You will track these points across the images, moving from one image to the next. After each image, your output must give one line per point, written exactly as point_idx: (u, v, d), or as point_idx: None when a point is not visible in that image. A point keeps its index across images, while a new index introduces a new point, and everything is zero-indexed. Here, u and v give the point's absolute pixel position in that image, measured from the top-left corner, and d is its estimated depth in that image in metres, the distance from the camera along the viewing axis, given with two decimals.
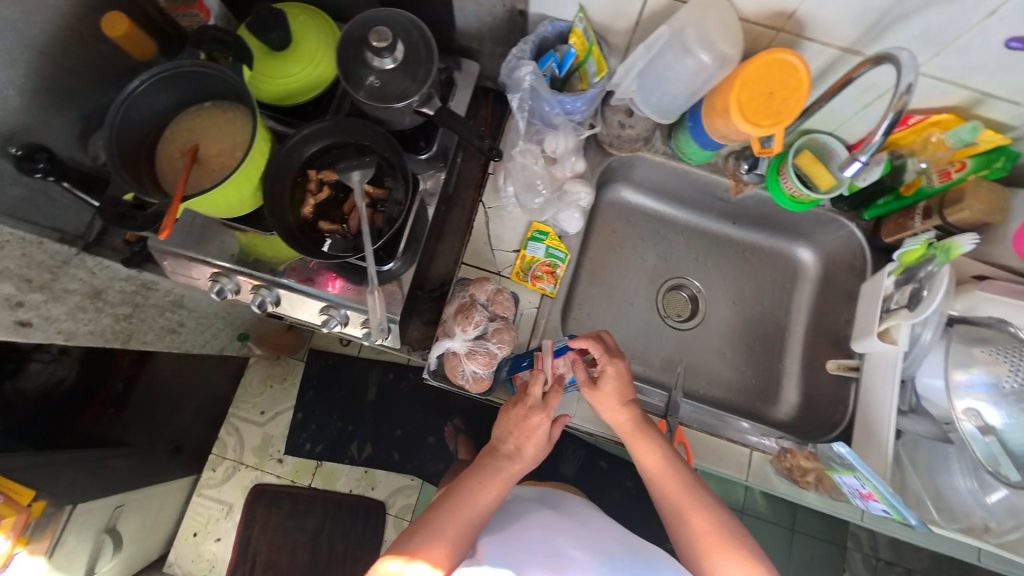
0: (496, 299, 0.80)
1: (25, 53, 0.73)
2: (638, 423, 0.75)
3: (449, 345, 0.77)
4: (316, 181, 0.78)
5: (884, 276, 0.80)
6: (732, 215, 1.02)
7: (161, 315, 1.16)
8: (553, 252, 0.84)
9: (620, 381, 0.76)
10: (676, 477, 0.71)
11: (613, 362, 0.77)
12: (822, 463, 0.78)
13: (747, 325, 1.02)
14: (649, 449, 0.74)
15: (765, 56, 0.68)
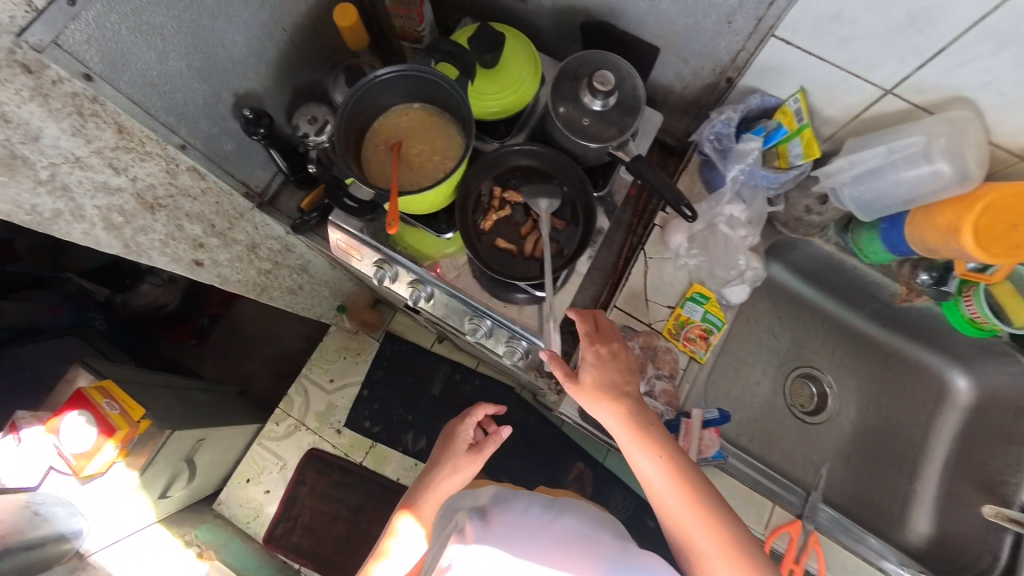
0: (662, 358, 0.79)
1: (269, 26, 0.79)
2: (632, 417, 0.70)
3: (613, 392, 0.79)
4: (500, 199, 0.81)
5: None
6: (884, 318, 0.95)
7: (290, 276, 1.22)
8: (711, 317, 0.82)
9: (597, 369, 0.72)
10: (679, 481, 0.68)
11: (594, 346, 0.72)
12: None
13: (875, 434, 0.97)
14: (645, 452, 0.69)
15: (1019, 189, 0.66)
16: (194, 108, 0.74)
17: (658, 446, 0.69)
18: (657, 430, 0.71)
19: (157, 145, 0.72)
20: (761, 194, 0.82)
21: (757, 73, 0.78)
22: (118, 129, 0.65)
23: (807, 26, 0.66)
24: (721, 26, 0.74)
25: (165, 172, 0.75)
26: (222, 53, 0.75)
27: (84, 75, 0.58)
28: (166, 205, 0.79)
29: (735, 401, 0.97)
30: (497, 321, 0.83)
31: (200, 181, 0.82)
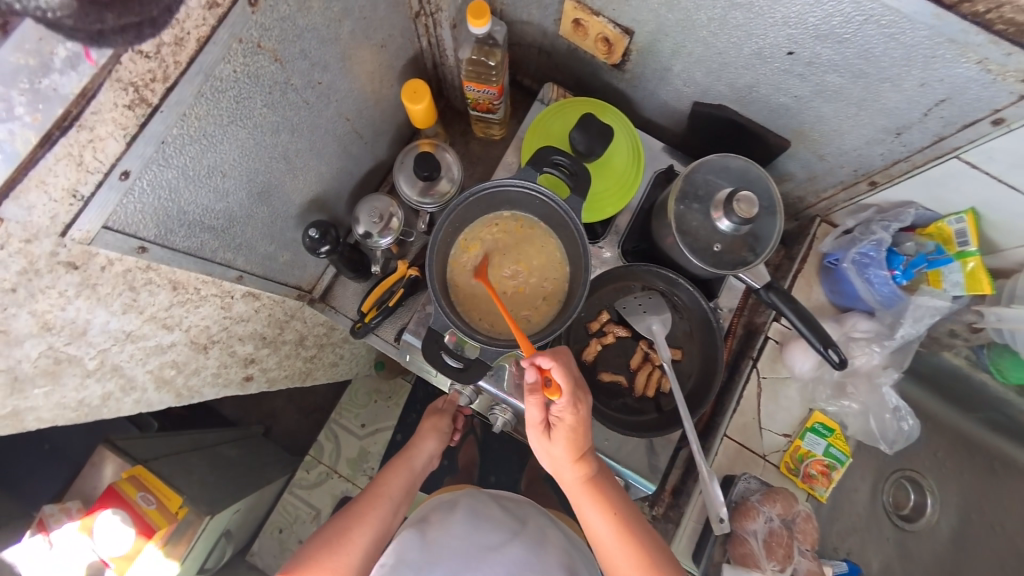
0: (802, 525, 0.67)
1: (327, 110, 0.66)
2: (589, 475, 0.61)
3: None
4: (603, 326, 0.72)
5: None
6: (998, 423, 0.89)
7: (333, 352, 1.09)
8: (835, 452, 0.74)
9: (579, 429, 0.58)
10: (634, 561, 0.58)
11: (575, 406, 0.57)
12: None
13: (974, 545, 0.91)
14: (599, 509, 0.60)
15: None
16: (251, 234, 0.63)
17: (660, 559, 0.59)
18: (615, 486, 0.62)
19: (212, 286, 0.60)
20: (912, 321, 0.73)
21: (914, 183, 0.69)
22: (173, 286, 0.54)
23: (1009, 156, 0.58)
24: (886, 135, 0.63)
25: (219, 309, 0.64)
26: (282, 164, 0.62)
27: (139, 250, 0.46)
28: (218, 339, 0.67)
29: (836, 510, 0.90)
30: None
31: (254, 302, 0.70)
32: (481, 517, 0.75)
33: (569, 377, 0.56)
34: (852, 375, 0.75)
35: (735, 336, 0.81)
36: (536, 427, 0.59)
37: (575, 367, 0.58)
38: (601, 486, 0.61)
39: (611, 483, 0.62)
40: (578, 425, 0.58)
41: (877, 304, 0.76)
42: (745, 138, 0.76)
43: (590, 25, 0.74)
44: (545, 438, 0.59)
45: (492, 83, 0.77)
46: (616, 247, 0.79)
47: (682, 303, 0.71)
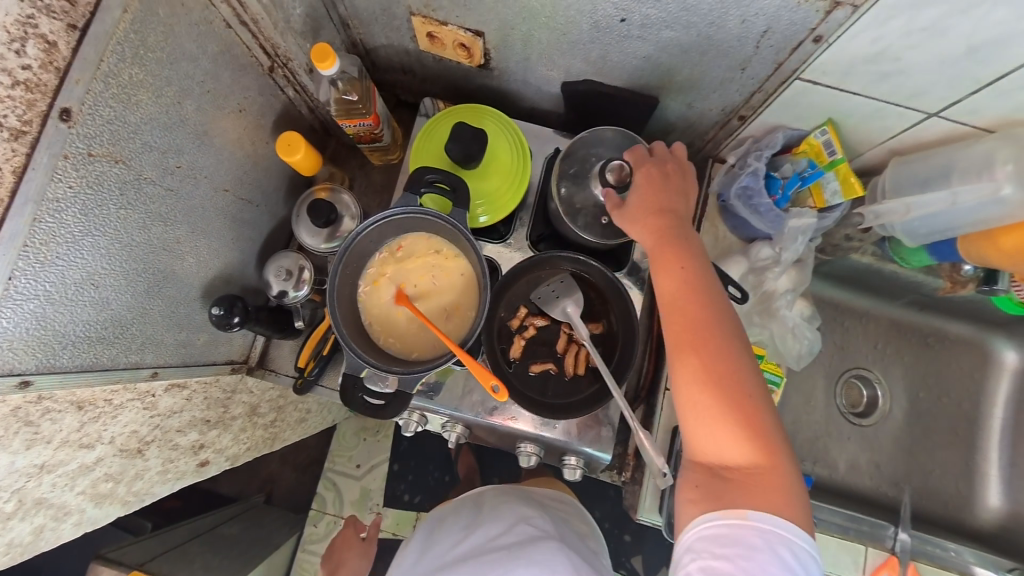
0: None
1: (199, 187, 0.66)
2: (669, 241, 0.58)
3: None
4: (521, 320, 0.74)
5: None
6: (921, 303, 0.95)
7: (298, 409, 1.11)
8: (769, 375, 0.79)
9: (659, 199, 0.62)
10: (709, 368, 0.51)
11: (644, 167, 0.65)
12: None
13: (926, 418, 0.97)
14: (663, 273, 0.57)
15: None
16: (153, 330, 0.63)
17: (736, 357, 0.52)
18: (715, 284, 0.56)
19: (126, 392, 0.60)
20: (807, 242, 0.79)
21: (773, 110, 0.72)
22: (77, 406, 0.55)
23: (839, 67, 0.60)
24: (734, 72, 0.66)
25: (143, 411, 0.64)
26: (166, 254, 0.63)
27: (21, 384, 0.47)
28: (154, 437, 0.68)
29: (793, 425, 0.95)
30: (554, 443, 0.77)
31: (182, 392, 0.71)
32: (433, 537, 0.76)
33: (661, 159, 0.66)
34: (765, 300, 0.80)
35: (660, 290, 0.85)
36: (618, 207, 0.64)
37: (690, 179, 0.65)
38: (701, 298, 0.55)
39: (731, 313, 0.55)
40: (648, 180, 0.64)
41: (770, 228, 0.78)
42: (617, 104, 0.79)
43: (443, 35, 0.75)
44: (617, 207, 0.64)
45: (366, 116, 0.77)
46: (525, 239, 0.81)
47: (592, 279, 0.74)
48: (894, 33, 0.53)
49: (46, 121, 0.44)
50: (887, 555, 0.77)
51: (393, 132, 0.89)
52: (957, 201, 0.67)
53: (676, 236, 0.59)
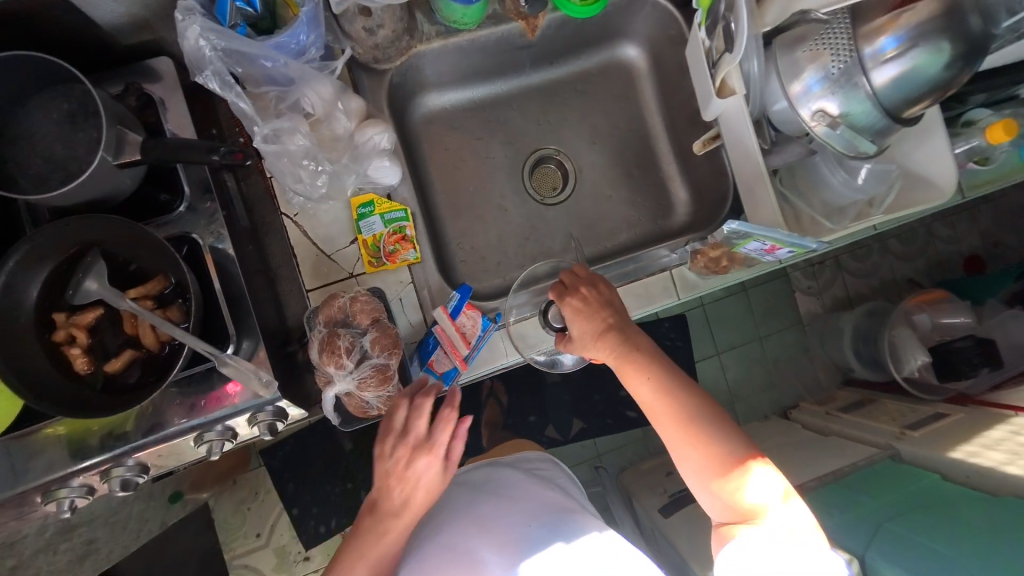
0: (357, 308, 0.66)
1: None
2: (620, 353, 0.67)
3: (335, 391, 0.63)
4: (65, 329, 0.59)
5: (696, 33, 0.73)
6: (541, 54, 0.89)
7: (56, 551, 0.96)
8: (390, 215, 0.71)
9: (585, 323, 0.69)
10: (682, 421, 0.64)
11: (568, 298, 0.70)
12: (726, 245, 0.72)
13: (616, 154, 0.93)
14: (645, 383, 0.66)
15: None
16: None
17: (714, 461, 0.62)
18: (666, 367, 0.66)
19: None
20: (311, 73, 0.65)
21: None
22: None
23: None
24: None
25: None
26: None
27: None
28: None
29: (503, 241, 0.90)
30: (228, 421, 0.66)
31: None
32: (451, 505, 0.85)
33: (588, 277, 0.72)
34: (332, 143, 0.68)
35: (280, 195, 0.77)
36: (566, 342, 0.73)
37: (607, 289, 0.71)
38: (606, 336, 0.68)
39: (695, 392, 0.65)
40: (583, 301, 0.69)
41: (263, 73, 0.64)
42: (33, 32, 0.63)
43: None
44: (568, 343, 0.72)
45: None
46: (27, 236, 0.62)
47: (109, 238, 0.59)
48: None
49: None
50: None
51: None
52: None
53: (622, 348, 0.67)
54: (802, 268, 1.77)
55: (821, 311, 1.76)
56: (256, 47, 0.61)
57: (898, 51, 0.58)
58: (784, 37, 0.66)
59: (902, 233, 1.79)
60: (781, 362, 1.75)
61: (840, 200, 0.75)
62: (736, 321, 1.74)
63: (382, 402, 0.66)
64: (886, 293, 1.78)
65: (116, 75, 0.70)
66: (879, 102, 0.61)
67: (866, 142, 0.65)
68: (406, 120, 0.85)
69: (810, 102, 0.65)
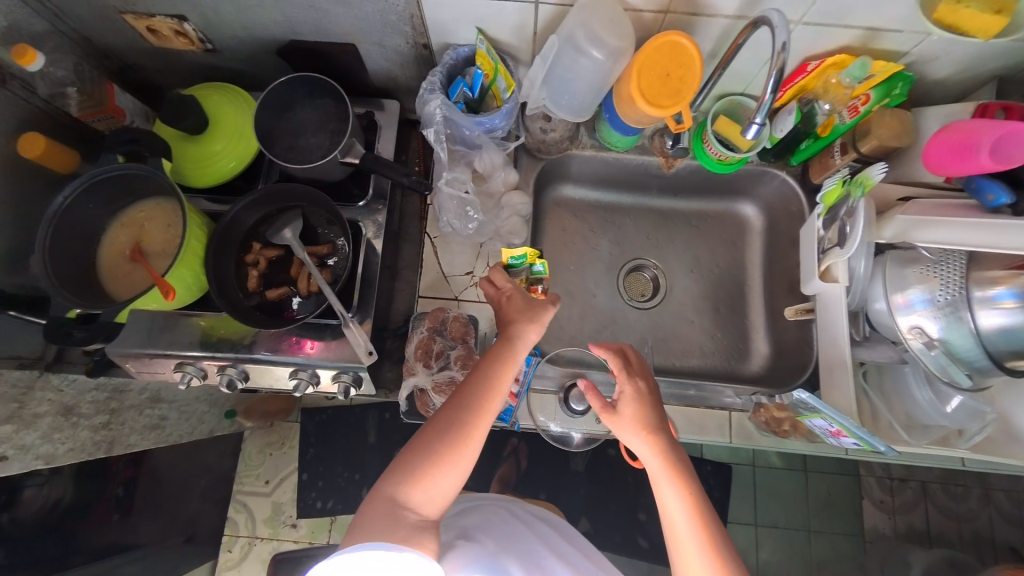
0: (454, 326, 0.80)
1: None
2: (667, 456, 0.65)
3: (415, 383, 0.77)
4: (257, 254, 0.80)
5: (814, 220, 0.81)
6: (670, 187, 1.03)
7: (141, 414, 1.17)
8: (537, 267, 0.84)
9: (641, 407, 0.69)
10: (711, 544, 0.61)
11: (628, 381, 0.70)
12: (793, 410, 0.72)
13: (707, 290, 1.03)
14: (676, 490, 0.64)
15: (663, 37, 0.67)
16: None
17: None
18: (698, 480, 0.65)
19: None
20: (492, 146, 0.86)
21: (435, 34, 0.81)
22: None
23: None
24: (379, 4, 0.76)
25: None
26: None
27: None
28: None
29: (582, 322, 1.01)
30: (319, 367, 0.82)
31: None
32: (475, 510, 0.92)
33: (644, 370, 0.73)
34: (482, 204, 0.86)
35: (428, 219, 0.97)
36: (609, 416, 0.69)
37: (654, 388, 0.71)
38: (656, 431, 0.67)
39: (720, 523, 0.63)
40: (642, 394, 0.69)
41: (459, 136, 0.85)
42: (330, 63, 0.92)
43: (160, 27, 0.85)
44: (610, 416, 0.69)
45: (105, 109, 0.88)
46: (247, 195, 0.86)
47: (312, 204, 0.81)
48: None
49: None
50: None
51: (146, 108, 0.97)
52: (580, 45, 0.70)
53: (672, 451, 0.66)
54: (880, 478, 1.60)
55: (889, 533, 1.56)
56: (464, 119, 0.81)
57: (1012, 304, 0.62)
58: (898, 253, 0.72)
59: (1014, 490, 1.57)
60: (824, 568, 1.55)
61: (924, 417, 0.73)
62: (785, 499, 1.60)
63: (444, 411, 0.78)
64: (974, 548, 1.54)
65: (360, 102, 0.96)
66: (983, 342, 0.64)
67: (961, 374, 0.66)
68: (543, 198, 1.03)
69: (910, 316, 0.68)
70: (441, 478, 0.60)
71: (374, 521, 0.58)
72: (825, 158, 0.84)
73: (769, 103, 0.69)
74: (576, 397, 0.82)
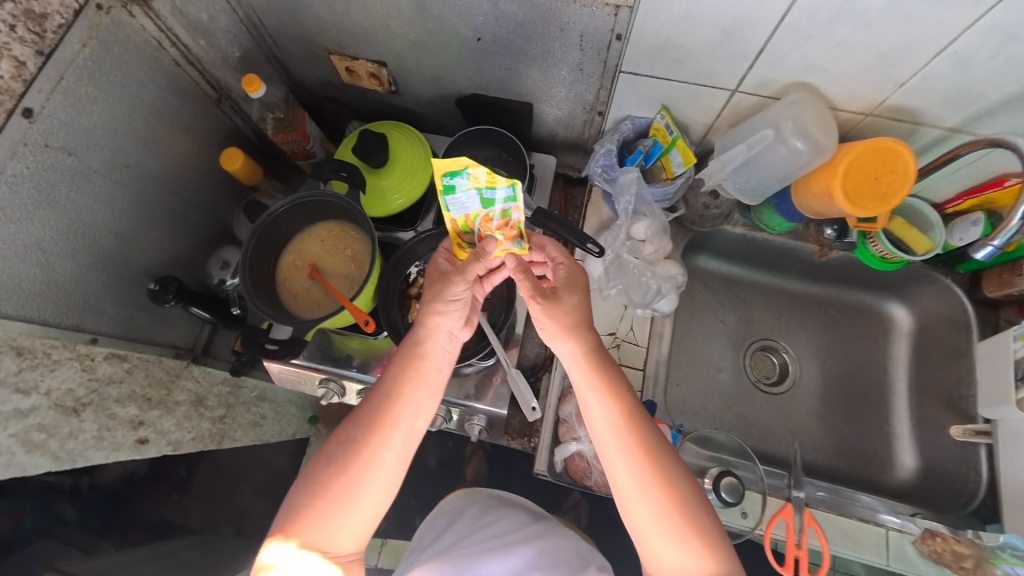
0: None
1: (153, 190, 0.81)
2: (591, 351, 0.66)
3: (576, 447, 0.82)
4: (422, 288, 0.85)
5: (1010, 339, 0.77)
6: (813, 273, 1.01)
7: (248, 411, 1.21)
8: (486, 194, 0.64)
9: (578, 319, 0.68)
10: (646, 452, 0.61)
11: (567, 273, 0.71)
12: (982, 551, 0.71)
13: (841, 385, 0.98)
14: (604, 406, 0.64)
15: (880, 142, 0.67)
16: (96, 301, 0.76)
17: (653, 506, 0.60)
18: (631, 393, 0.65)
19: (67, 350, 0.72)
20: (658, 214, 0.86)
21: (618, 105, 0.84)
22: (16, 351, 0.66)
23: (645, 57, 0.72)
24: (576, 73, 0.79)
25: (81, 372, 0.75)
26: (112, 238, 0.76)
27: None
28: (90, 400, 0.78)
29: (705, 397, 0.99)
30: (454, 405, 0.84)
31: (122, 364, 0.82)
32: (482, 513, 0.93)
33: (575, 268, 0.72)
34: (634, 274, 0.86)
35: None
36: (539, 304, 0.68)
37: (582, 287, 0.70)
38: (586, 336, 0.67)
39: (664, 445, 0.63)
40: (579, 305, 0.68)
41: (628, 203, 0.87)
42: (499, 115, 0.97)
43: (358, 68, 0.89)
44: (535, 299, 0.68)
45: (295, 133, 0.91)
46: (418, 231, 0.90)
47: None
48: (665, 23, 0.65)
49: (11, 116, 0.59)
50: (806, 508, 0.78)
51: (323, 135, 1.01)
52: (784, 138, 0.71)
53: (597, 349, 0.67)
54: None
55: None
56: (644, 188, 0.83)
57: None
58: None
59: None
60: None
61: None
62: None
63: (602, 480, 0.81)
64: None
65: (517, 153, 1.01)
66: None
67: None
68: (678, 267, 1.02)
69: None
70: (342, 484, 0.62)
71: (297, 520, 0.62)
72: (1008, 275, 0.80)
73: (1015, 229, 0.66)
74: (727, 490, 0.76)
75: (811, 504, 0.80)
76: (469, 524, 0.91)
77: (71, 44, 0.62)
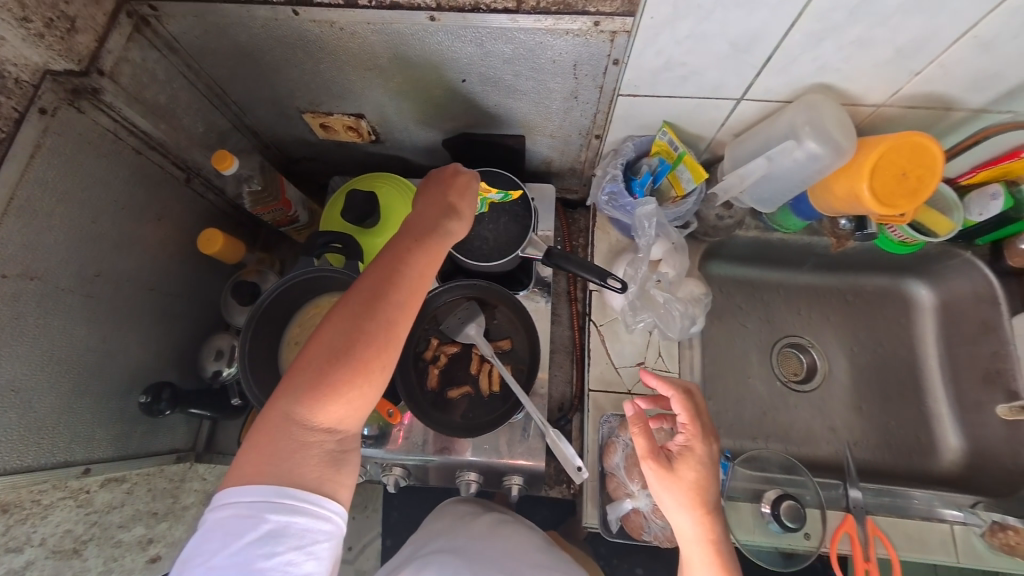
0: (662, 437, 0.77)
1: (127, 291, 0.73)
2: (692, 481, 0.62)
3: (632, 504, 0.76)
4: (435, 351, 0.78)
5: None
6: (829, 264, 0.98)
7: None
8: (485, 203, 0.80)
9: (693, 463, 0.63)
10: (720, 560, 0.59)
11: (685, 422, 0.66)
12: None
13: (875, 372, 0.96)
14: (690, 520, 0.60)
15: (905, 138, 0.66)
16: (84, 427, 0.68)
17: None
18: (721, 517, 0.62)
19: (59, 490, 0.64)
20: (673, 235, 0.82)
21: (617, 128, 0.79)
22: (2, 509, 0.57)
23: (645, 79, 0.68)
24: (571, 101, 0.74)
25: (78, 508, 0.67)
26: (91, 355, 0.68)
27: None
28: (90, 536, 0.70)
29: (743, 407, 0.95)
30: (486, 467, 0.78)
31: (121, 486, 0.74)
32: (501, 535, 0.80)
33: (697, 410, 0.67)
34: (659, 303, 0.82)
35: (578, 300, 0.93)
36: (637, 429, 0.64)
37: (706, 438, 0.65)
38: (690, 464, 0.63)
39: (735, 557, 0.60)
40: (696, 454, 0.64)
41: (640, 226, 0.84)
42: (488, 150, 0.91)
43: (333, 123, 0.83)
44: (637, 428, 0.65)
45: (277, 202, 0.85)
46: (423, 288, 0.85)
47: (495, 300, 0.80)
48: (667, 45, 0.60)
49: None
50: (868, 518, 0.77)
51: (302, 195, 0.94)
52: (804, 147, 0.68)
53: (704, 484, 0.62)
54: None
55: None
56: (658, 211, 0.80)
57: None
58: None
59: None
60: None
61: None
62: None
63: (661, 535, 0.76)
64: None
65: None
66: None
67: None
68: None
69: None
70: (343, 400, 0.52)
71: (274, 449, 0.49)
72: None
73: None
74: (789, 515, 0.75)
75: (872, 511, 0.81)
76: (485, 529, 0.81)
77: (17, 157, 0.55)
